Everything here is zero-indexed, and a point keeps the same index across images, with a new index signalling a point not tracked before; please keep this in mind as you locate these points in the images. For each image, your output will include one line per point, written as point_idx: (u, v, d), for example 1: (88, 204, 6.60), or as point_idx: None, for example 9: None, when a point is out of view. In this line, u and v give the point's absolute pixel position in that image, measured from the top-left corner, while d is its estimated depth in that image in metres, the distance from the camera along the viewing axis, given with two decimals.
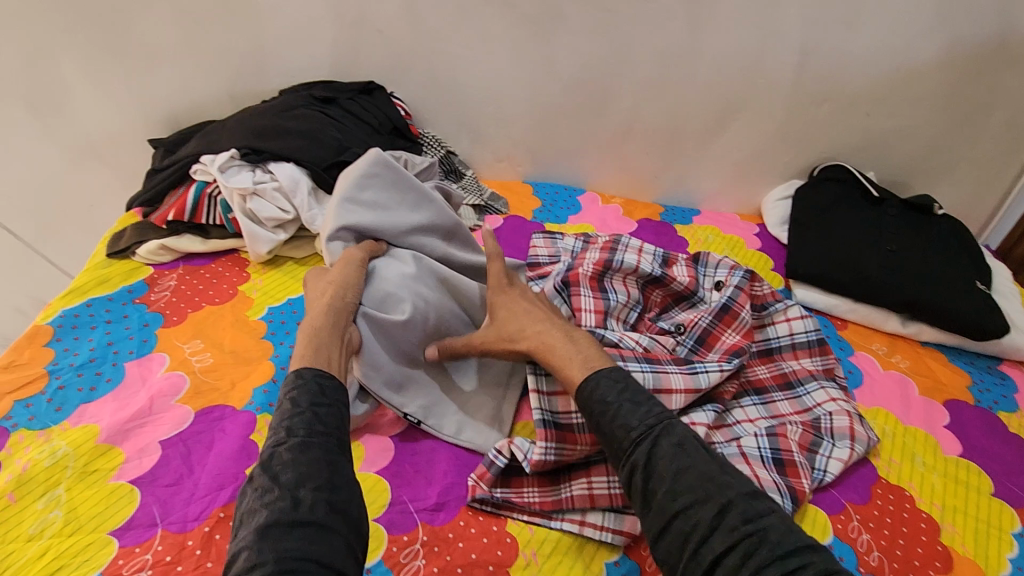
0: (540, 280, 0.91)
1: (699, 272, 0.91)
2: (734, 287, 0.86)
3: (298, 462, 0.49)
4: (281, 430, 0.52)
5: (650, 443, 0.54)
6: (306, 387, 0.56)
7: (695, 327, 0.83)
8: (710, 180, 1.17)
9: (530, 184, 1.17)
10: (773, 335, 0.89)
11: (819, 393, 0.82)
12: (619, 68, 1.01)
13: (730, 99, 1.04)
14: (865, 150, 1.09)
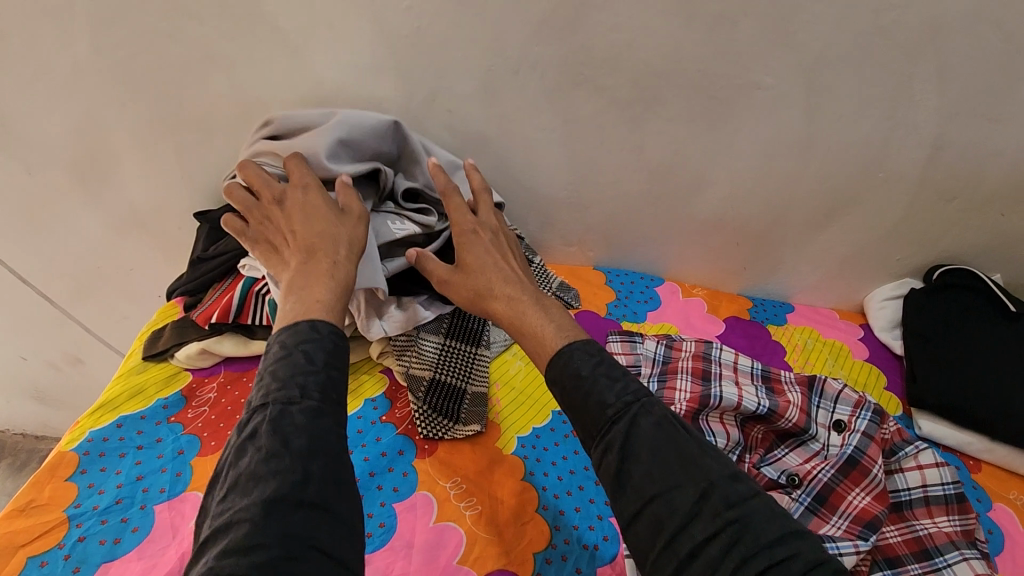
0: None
1: (813, 403, 0.76)
2: (862, 435, 0.72)
3: (297, 423, 0.46)
4: (273, 377, 0.48)
5: (627, 424, 0.50)
6: (302, 328, 0.53)
7: (813, 481, 0.71)
8: (807, 275, 1.03)
9: (602, 271, 1.06)
10: (902, 486, 0.75)
11: (964, 568, 0.66)
12: (716, 156, 0.90)
13: (841, 193, 0.91)
14: (993, 251, 0.96)
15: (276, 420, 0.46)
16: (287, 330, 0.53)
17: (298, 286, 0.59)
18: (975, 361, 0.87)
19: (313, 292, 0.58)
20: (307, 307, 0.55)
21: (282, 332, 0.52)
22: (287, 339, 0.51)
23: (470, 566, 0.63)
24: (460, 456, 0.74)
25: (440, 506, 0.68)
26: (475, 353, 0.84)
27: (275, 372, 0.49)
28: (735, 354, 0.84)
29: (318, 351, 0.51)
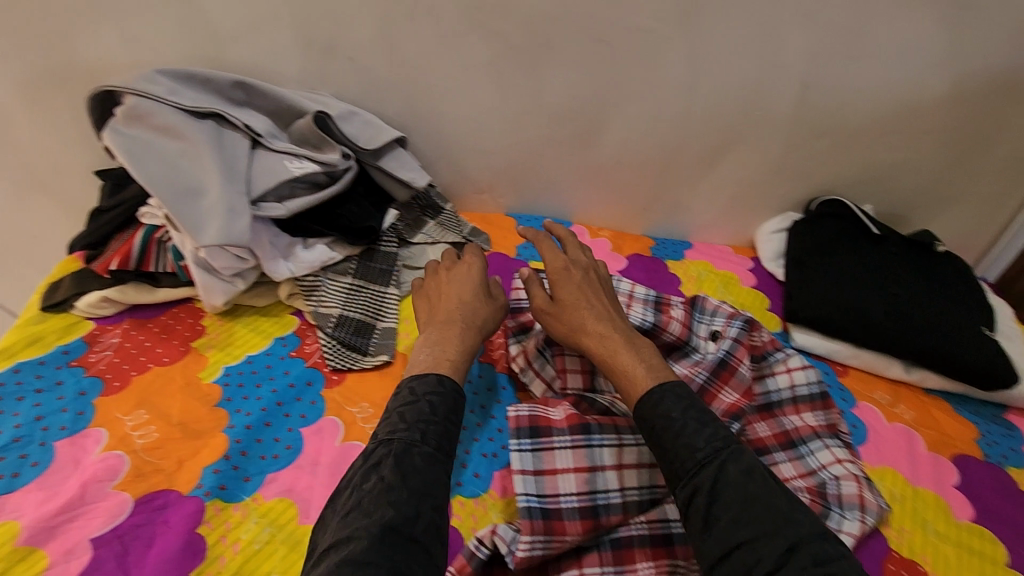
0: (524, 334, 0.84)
1: (695, 319, 0.85)
2: (733, 340, 0.80)
3: (416, 464, 0.56)
4: (401, 418, 0.59)
5: (716, 468, 0.55)
6: (430, 379, 0.65)
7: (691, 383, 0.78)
8: (703, 213, 1.10)
9: (512, 217, 1.10)
10: (772, 388, 0.83)
11: (824, 453, 0.76)
12: (610, 98, 0.94)
13: (727, 132, 0.98)
14: (865, 184, 1.04)
15: (401, 458, 0.55)
16: (416, 379, 0.65)
17: (431, 342, 0.71)
18: (846, 277, 0.94)
19: (441, 349, 0.70)
20: (435, 362, 0.68)
21: (413, 380, 0.65)
22: (416, 386, 0.63)
23: None
24: (368, 383, 0.78)
25: (346, 428, 0.72)
26: (383, 291, 0.88)
27: (404, 415, 0.60)
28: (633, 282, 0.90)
29: (441, 404, 0.62)
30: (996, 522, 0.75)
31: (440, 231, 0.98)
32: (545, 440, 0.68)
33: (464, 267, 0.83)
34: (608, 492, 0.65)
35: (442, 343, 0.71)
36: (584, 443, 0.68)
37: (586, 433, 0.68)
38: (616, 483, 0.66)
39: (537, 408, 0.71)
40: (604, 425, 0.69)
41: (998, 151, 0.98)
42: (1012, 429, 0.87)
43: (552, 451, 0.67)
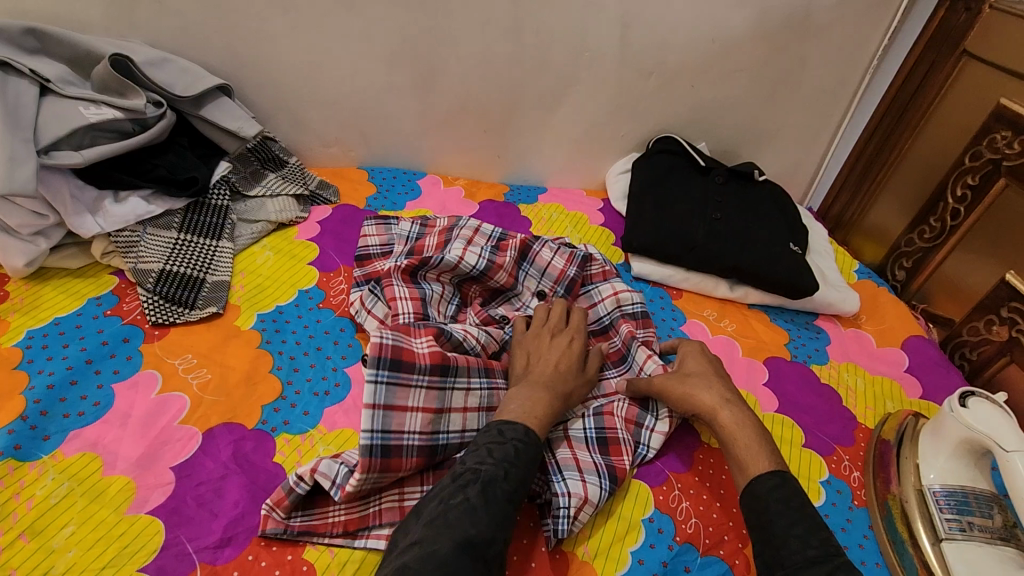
0: (365, 280, 0.83)
1: (523, 271, 0.86)
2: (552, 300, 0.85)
3: (498, 497, 0.54)
4: (489, 452, 0.57)
5: (826, 569, 0.52)
6: (518, 427, 0.61)
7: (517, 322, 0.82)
8: (553, 157, 1.15)
9: (365, 170, 1.11)
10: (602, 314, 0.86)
11: (642, 353, 0.79)
12: (442, 43, 0.97)
13: (559, 74, 1.03)
14: (694, 123, 1.12)
15: (487, 486, 0.54)
16: (506, 421, 0.62)
17: (522, 395, 0.65)
18: (676, 207, 1.01)
19: (534, 404, 0.64)
20: (527, 413, 0.63)
21: (503, 421, 0.61)
22: (505, 429, 0.60)
23: (191, 424, 0.66)
24: (193, 336, 0.75)
25: (165, 380, 0.69)
26: (215, 245, 0.85)
27: (492, 450, 0.57)
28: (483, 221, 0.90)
29: (525, 450, 0.59)
30: (798, 411, 0.82)
31: (281, 183, 0.96)
32: (405, 375, 0.63)
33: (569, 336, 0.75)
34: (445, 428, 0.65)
35: (530, 399, 0.65)
36: (441, 385, 0.65)
37: (445, 375, 0.66)
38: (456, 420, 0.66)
39: (406, 343, 0.65)
40: (463, 366, 0.68)
41: (805, 85, 1.08)
42: (820, 332, 0.97)
43: (411, 387, 0.63)
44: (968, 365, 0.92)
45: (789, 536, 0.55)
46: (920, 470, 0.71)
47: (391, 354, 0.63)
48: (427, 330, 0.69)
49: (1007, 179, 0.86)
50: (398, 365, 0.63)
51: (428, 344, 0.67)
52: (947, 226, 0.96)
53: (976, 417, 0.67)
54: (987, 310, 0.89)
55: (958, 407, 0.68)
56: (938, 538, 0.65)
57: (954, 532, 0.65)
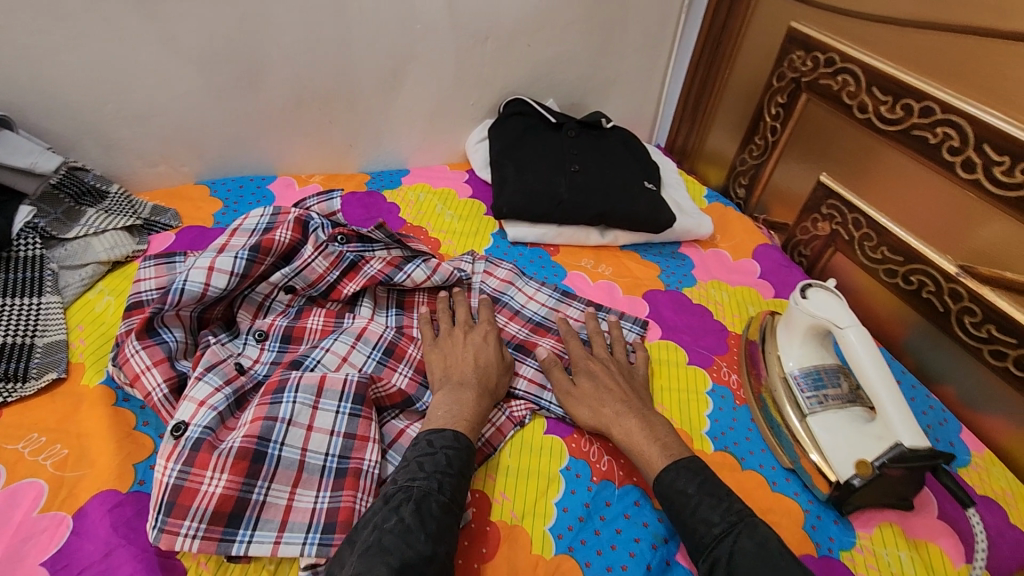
0: (122, 336, 0.68)
1: (287, 276, 0.78)
2: (323, 282, 0.80)
3: (433, 511, 0.54)
4: (419, 467, 0.58)
5: (731, 541, 0.55)
6: (447, 433, 0.62)
7: (381, 339, 0.76)
8: (408, 138, 1.12)
9: (205, 184, 1.01)
10: (370, 272, 0.82)
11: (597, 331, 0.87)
12: (259, 35, 0.90)
13: (395, 51, 0.99)
14: (539, 81, 1.14)
15: (420, 503, 0.54)
16: (434, 430, 0.62)
17: (447, 399, 0.66)
18: (537, 166, 1.03)
19: (461, 407, 0.65)
20: (455, 418, 0.64)
21: (430, 431, 0.62)
22: (434, 439, 0.61)
23: (57, 509, 0.58)
24: (35, 411, 0.66)
25: (11, 469, 0.60)
26: (39, 302, 0.74)
27: (423, 465, 0.58)
28: (242, 217, 0.81)
29: (457, 458, 0.60)
30: (678, 333, 0.90)
31: (106, 216, 0.85)
32: (250, 507, 0.55)
33: (481, 336, 0.76)
34: (330, 457, 0.60)
35: (456, 402, 0.66)
36: (275, 465, 0.57)
37: (262, 459, 0.57)
38: (328, 442, 0.61)
39: (205, 506, 0.53)
40: (266, 432, 0.58)
41: (631, 30, 1.13)
42: (685, 258, 1.05)
43: (269, 504, 0.56)
44: (805, 261, 1.05)
45: (696, 522, 0.58)
46: (782, 360, 0.80)
47: (220, 524, 0.53)
48: (198, 465, 0.55)
49: (808, 94, 0.97)
50: (238, 517, 0.54)
51: (220, 474, 0.55)
52: (770, 142, 1.07)
53: (815, 306, 0.76)
54: (812, 210, 1.01)
55: (801, 299, 0.78)
56: (804, 415, 0.74)
57: (815, 406, 0.74)
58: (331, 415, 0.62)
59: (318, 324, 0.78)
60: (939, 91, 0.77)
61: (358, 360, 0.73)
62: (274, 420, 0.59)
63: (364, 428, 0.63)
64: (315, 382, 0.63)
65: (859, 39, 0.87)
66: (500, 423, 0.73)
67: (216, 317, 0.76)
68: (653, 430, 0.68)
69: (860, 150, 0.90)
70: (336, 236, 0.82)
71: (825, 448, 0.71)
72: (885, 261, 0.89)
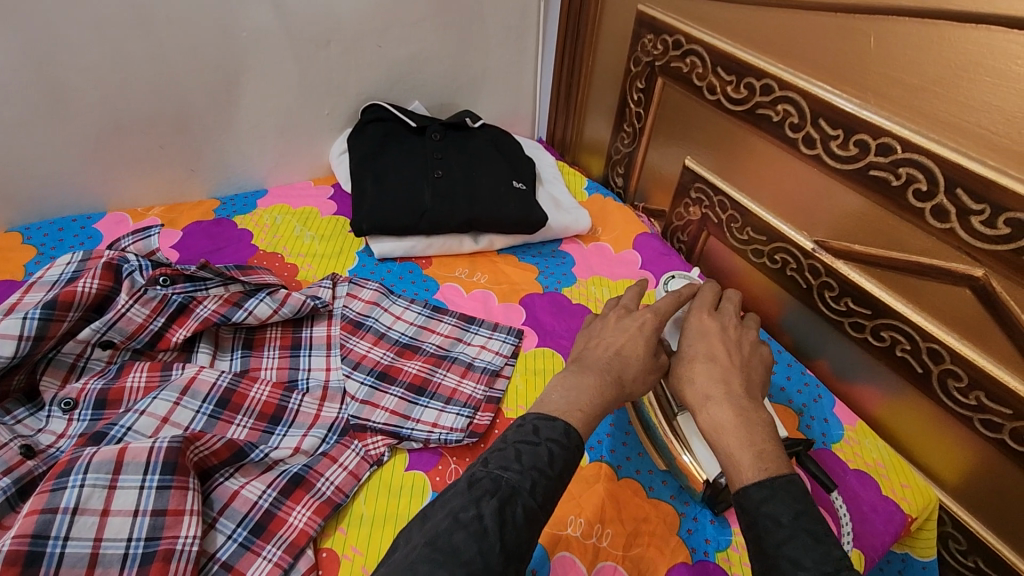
0: None
1: (101, 331, 0.69)
2: (146, 332, 0.71)
3: (517, 519, 0.46)
4: (517, 457, 0.50)
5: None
6: (557, 425, 0.53)
7: (213, 388, 0.68)
8: (259, 156, 1.03)
9: (18, 231, 0.89)
10: (203, 314, 0.74)
11: (470, 348, 0.82)
12: (51, 56, 0.80)
13: (222, 63, 0.90)
14: (397, 83, 1.07)
15: (506, 504, 0.46)
16: (543, 416, 0.54)
17: (567, 383, 0.58)
18: (398, 175, 0.97)
19: (579, 395, 0.57)
20: (571, 408, 0.56)
21: (541, 417, 0.54)
22: (541, 428, 0.53)
23: None
24: None
25: None
26: None
27: (520, 454, 0.50)
28: (45, 265, 0.72)
29: (561, 458, 0.51)
30: (557, 339, 0.86)
31: None
32: None
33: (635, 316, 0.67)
34: (133, 542, 0.53)
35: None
36: (56, 564, 0.50)
37: (38, 560, 0.49)
38: (132, 525, 0.53)
39: None
40: (44, 527, 0.50)
41: (489, 23, 1.08)
42: (565, 256, 1.02)
43: None
44: (684, 246, 1.03)
45: (781, 558, 0.45)
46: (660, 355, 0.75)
47: None
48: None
49: (663, 77, 0.95)
50: None
51: None
52: (637, 128, 1.04)
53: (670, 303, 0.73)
54: (683, 195, 0.99)
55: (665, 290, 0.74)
56: (671, 415, 0.69)
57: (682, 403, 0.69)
58: (135, 491, 0.55)
59: (139, 382, 0.69)
60: (774, 67, 0.76)
61: (184, 418, 0.66)
62: (54, 512, 0.51)
63: (178, 500, 0.56)
64: (112, 456, 0.55)
65: (698, 19, 0.86)
66: (352, 465, 0.66)
67: (15, 388, 0.66)
68: (749, 429, 0.54)
69: (716, 131, 0.88)
70: (157, 279, 0.73)
71: (694, 448, 0.67)
72: (752, 242, 0.89)
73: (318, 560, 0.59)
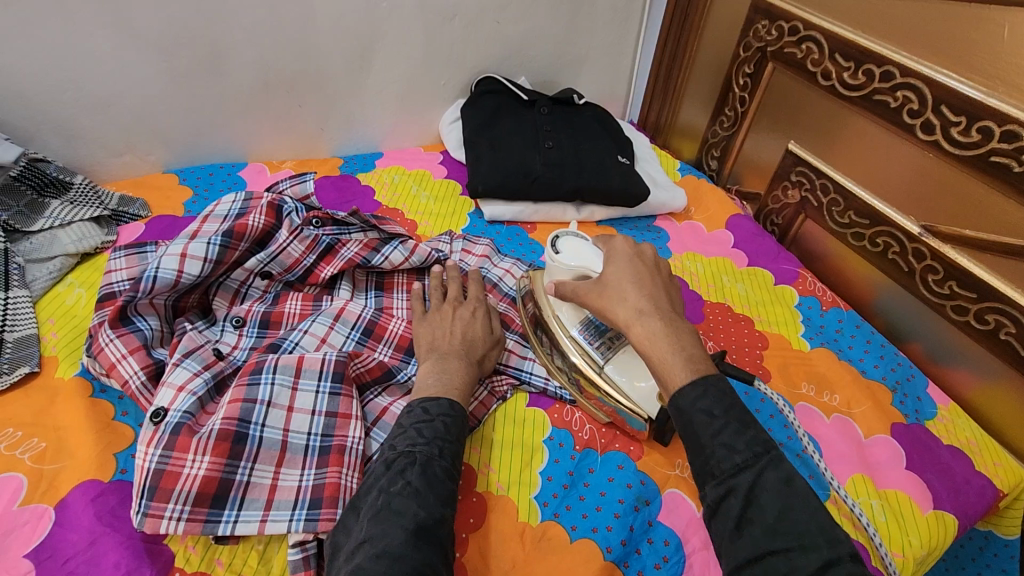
0: (95, 329, 0.67)
1: (263, 261, 0.77)
2: (300, 267, 0.80)
3: (439, 475, 0.53)
4: (419, 433, 0.56)
5: (755, 473, 0.47)
6: (442, 401, 0.60)
7: (360, 319, 0.76)
8: (380, 119, 1.11)
9: (174, 173, 1.00)
10: (348, 255, 0.81)
11: None
12: (217, 16, 0.87)
13: (361, 31, 0.97)
14: (509, 58, 1.14)
15: (425, 467, 0.53)
16: (427, 398, 0.60)
17: (436, 368, 0.65)
18: (512, 143, 1.03)
19: (449, 378, 0.64)
20: (446, 387, 0.63)
21: (424, 399, 0.60)
22: (429, 406, 0.59)
23: (38, 501, 0.57)
24: (10, 406, 0.64)
25: None
26: (7, 296, 0.72)
27: (421, 431, 0.56)
28: (213, 203, 0.79)
29: (454, 425, 0.59)
30: None
31: (72, 209, 0.83)
32: (234, 488, 0.56)
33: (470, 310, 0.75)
34: (312, 437, 0.60)
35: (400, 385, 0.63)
36: (257, 446, 0.58)
37: (244, 440, 0.57)
38: (311, 422, 0.61)
39: (188, 488, 0.54)
40: (247, 413, 0.59)
41: (599, 4, 1.13)
42: (660, 230, 1.07)
43: (253, 484, 0.56)
44: (777, 229, 1.07)
45: (716, 446, 0.49)
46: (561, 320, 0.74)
47: (205, 505, 0.54)
48: (179, 448, 0.55)
49: (774, 63, 0.99)
50: (223, 498, 0.55)
51: (202, 456, 0.55)
52: (739, 113, 1.08)
53: (568, 259, 0.72)
54: (782, 179, 1.03)
55: (554, 254, 0.73)
56: (602, 366, 0.71)
57: (606, 353, 0.71)
58: (312, 395, 0.63)
59: (296, 308, 0.78)
60: (897, 54, 0.79)
61: (337, 341, 0.74)
62: (254, 401, 0.59)
63: (346, 405, 0.63)
64: (294, 362, 0.63)
65: (819, 6, 0.89)
66: (482, 397, 0.73)
67: (192, 305, 0.75)
68: None
69: (824, 115, 0.92)
70: (311, 220, 0.80)
71: (628, 392, 0.68)
72: (852, 225, 0.92)
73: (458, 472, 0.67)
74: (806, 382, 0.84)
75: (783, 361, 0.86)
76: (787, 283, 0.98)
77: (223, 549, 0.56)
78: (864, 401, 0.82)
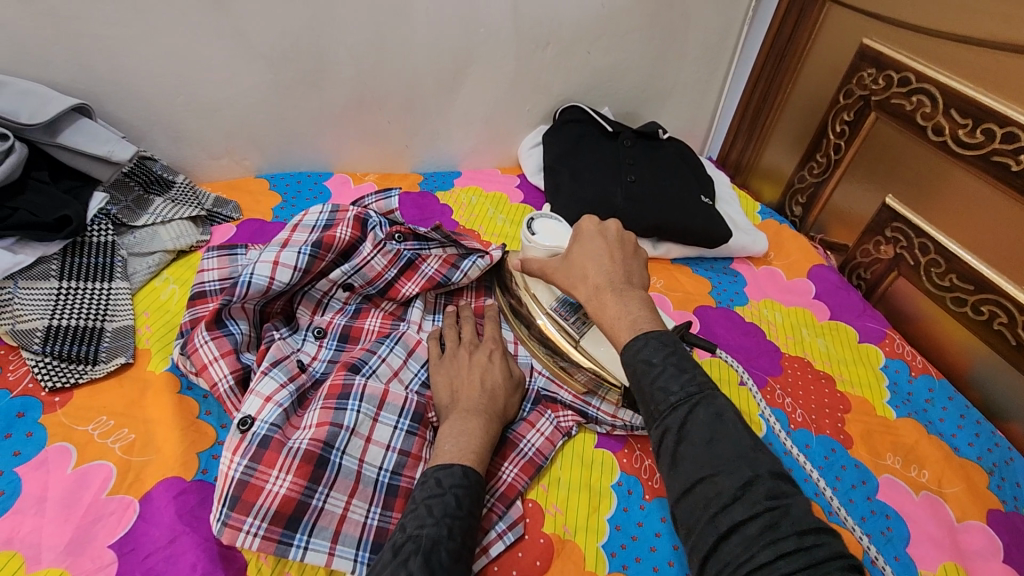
0: (190, 329, 0.70)
1: (346, 273, 0.78)
2: (382, 281, 0.80)
3: (443, 562, 0.49)
4: (428, 512, 0.52)
5: (686, 410, 0.48)
6: (455, 470, 0.57)
7: (421, 347, 0.77)
8: (463, 139, 1.13)
9: (265, 178, 1.03)
10: (429, 272, 0.81)
11: None
12: (325, 32, 0.90)
13: (456, 55, 0.99)
14: (594, 88, 1.13)
15: (429, 555, 0.49)
16: (441, 466, 0.57)
17: (454, 430, 0.61)
18: (595, 175, 1.02)
19: (469, 439, 0.60)
20: (462, 452, 0.59)
21: (438, 467, 0.57)
22: (442, 477, 0.56)
23: (125, 493, 0.59)
24: (104, 394, 0.67)
25: (81, 451, 0.62)
26: (108, 288, 0.76)
27: (432, 508, 0.53)
28: (302, 211, 0.81)
29: (466, 497, 0.55)
30: (730, 351, 0.89)
31: (172, 207, 0.87)
32: (309, 512, 0.56)
33: (487, 352, 0.72)
34: (383, 472, 0.61)
35: (465, 432, 0.61)
36: (336, 473, 0.58)
37: (326, 465, 0.58)
38: (383, 457, 0.62)
39: (268, 503, 0.54)
40: (332, 438, 0.59)
41: (692, 40, 1.12)
42: (737, 274, 1.04)
43: (325, 511, 0.57)
44: (864, 283, 1.02)
45: (653, 388, 0.49)
46: (536, 305, 0.76)
47: (280, 525, 0.55)
48: (266, 462, 0.56)
49: (878, 112, 0.95)
50: (297, 520, 0.55)
51: (285, 474, 0.56)
52: (832, 160, 1.05)
53: (543, 239, 0.73)
54: (874, 232, 0.99)
55: (531, 237, 0.74)
56: (576, 341, 0.72)
57: (580, 327, 0.72)
58: (389, 430, 0.63)
59: (375, 326, 0.79)
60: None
61: (407, 376, 0.73)
62: (340, 427, 0.60)
63: (418, 446, 0.64)
64: (379, 394, 0.64)
65: (936, 58, 0.85)
66: (548, 432, 0.71)
67: (277, 311, 0.77)
68: None
69: (930, 171, 0.87)
70: (394, 235, 0.80)
71: (604, 363, 0.70)
72: (953, 289, 0.86)
73: (524, 509, 0.66)
74: (892, 454, 0.79)
75: (867, 428, 0.81)
76: (873, 343, 0.93)
77: (293, 563, 0.57)
78: (957, 482, 0.76)
